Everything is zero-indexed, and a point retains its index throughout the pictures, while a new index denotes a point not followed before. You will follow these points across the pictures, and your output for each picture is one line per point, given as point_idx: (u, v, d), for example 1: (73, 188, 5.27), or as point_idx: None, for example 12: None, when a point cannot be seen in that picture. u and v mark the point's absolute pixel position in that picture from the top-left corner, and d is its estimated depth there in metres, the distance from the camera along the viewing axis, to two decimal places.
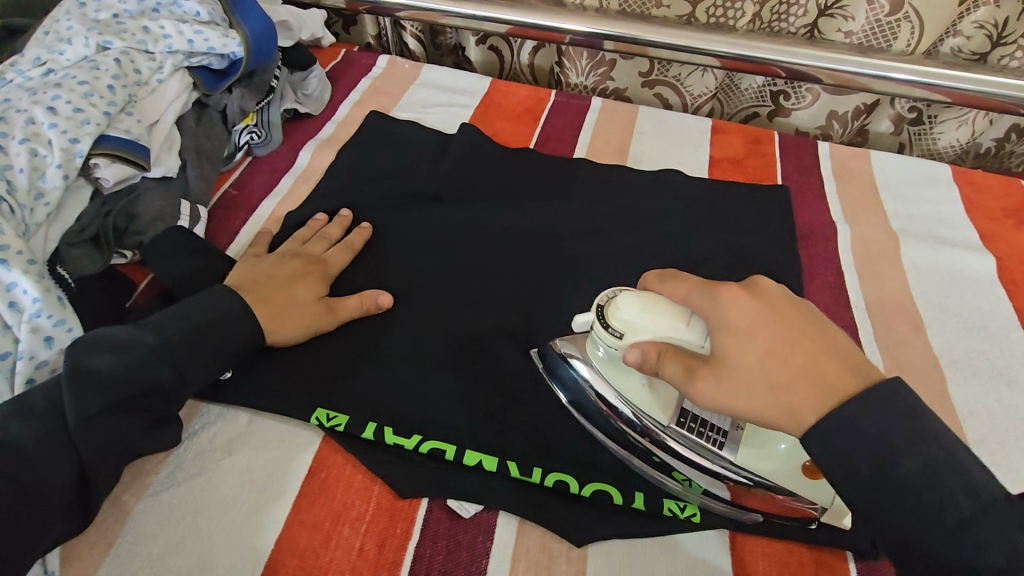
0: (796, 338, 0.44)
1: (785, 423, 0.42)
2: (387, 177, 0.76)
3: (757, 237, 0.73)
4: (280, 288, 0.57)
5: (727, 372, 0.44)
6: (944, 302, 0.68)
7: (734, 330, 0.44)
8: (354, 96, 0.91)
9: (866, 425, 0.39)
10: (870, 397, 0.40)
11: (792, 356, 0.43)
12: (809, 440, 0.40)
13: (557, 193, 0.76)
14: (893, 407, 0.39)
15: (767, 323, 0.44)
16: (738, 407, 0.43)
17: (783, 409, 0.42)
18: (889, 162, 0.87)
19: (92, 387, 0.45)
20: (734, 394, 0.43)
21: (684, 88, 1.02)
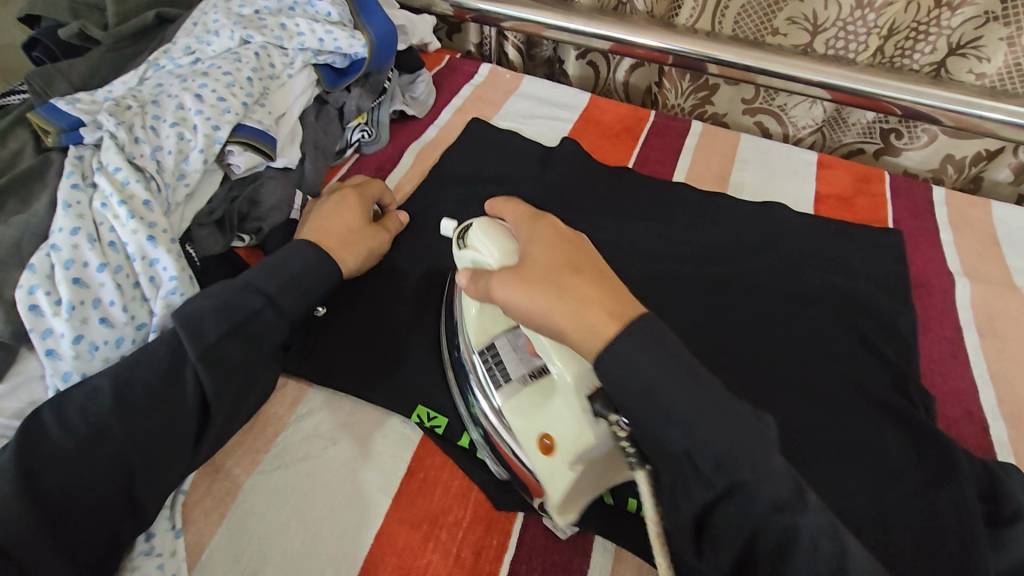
0: (593, 266, 0.43)
1: (584, 345, 0.40)
2: (487, 183, 0.77)
3: (868, 282, 0.70)
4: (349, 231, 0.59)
5: (524, 268, 0.44)
6: None
7: (535, 245, 0.45)
8: (456, 102, 0.93)
9: (640, 365, 0.38)
10: (645, 336, 0.38)
11: (575, 257, 0.43)
12: (606, 355, 0.38)
13: (658, 216, 0.75)
14: (666, 348, 0.38)
15: (569, 253, 0.44)
16: (535, 302, 0.42)
17: (581, 324, 0.40)
18: (1014, 215, 0.81)
19: (201, 322, 0.47)
20: (547, 288, 0.42)
21: (788, 118, 0.99)
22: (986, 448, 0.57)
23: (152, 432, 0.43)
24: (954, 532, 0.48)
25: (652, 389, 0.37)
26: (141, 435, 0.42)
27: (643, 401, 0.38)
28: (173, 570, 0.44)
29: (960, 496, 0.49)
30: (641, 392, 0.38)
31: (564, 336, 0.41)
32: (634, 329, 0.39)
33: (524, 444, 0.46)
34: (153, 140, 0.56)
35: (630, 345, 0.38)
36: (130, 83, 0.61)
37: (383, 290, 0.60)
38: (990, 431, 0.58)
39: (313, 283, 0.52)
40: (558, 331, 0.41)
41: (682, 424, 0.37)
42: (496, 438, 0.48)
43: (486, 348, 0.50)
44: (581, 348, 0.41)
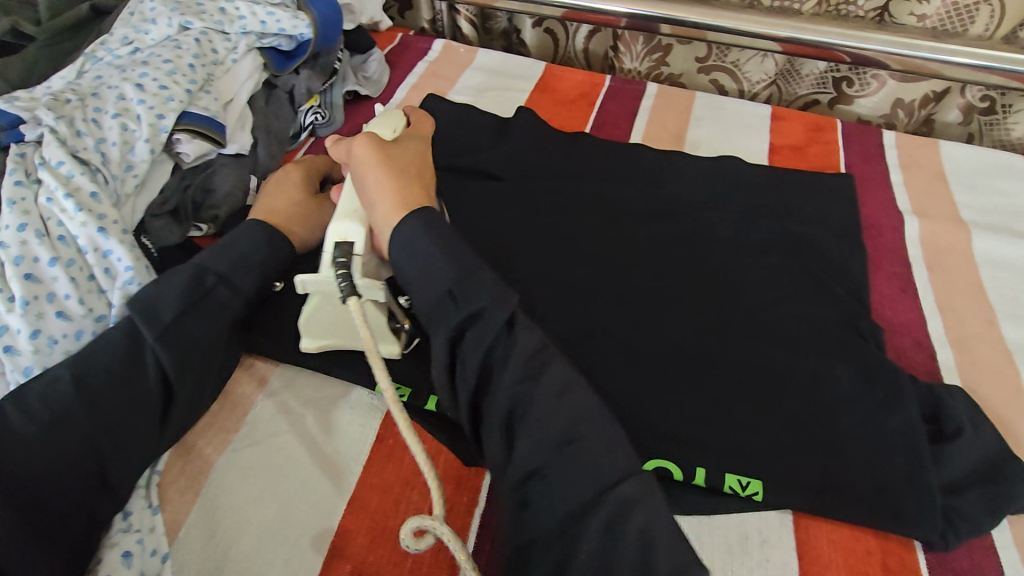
0: (417, 174, 0.53)
1: (387, 210, 0.49)
2: (445, 157, 0.78)
3: (821, 226, 0.71)
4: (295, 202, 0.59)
5: (386, 152, 0.52)
6: (1019, 297, 0.66)
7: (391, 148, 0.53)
8: (411, 79, 0.93)
9: (429, 235, 0.46)
10: (431, 220, 0.47)
11: (408, 165, 0.52)
12: (405, 220, 0.47)
13: (615, 175, 0.76)
14: (465, 261, 0.46)
15: (406, 161, 0.53)
16: (370, 172, 0.51)
17: (394, 198, 0.49)
18: (960, 153, 0.84)
19: (157, 305, 0.47)
20: (390, 176, 0.50)
21: (742, 74, 1.00)
22: (934, 374, 0.59)
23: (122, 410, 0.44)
24: (902, 453, 0.51)
25: (429, 267, 0.46)
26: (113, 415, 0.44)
27: (410, 257, 0.46)
28: (153, 545, 0.44)
29: (906, 418, 0.52)
30: (421, 270, 0.46)
31: (378, 206, 0.49)
32: (430, 224, 0.47)
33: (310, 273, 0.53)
34: (96, 133, 0.56)
35: (416, 215, 0.47)
36: (68, 78, 0.61)
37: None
38: (938, 357, 0.60)
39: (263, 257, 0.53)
40: (370, 200, 0.50)
41: (464, 269, 0.46)
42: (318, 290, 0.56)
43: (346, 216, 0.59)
44: (381, 226, 0.49)
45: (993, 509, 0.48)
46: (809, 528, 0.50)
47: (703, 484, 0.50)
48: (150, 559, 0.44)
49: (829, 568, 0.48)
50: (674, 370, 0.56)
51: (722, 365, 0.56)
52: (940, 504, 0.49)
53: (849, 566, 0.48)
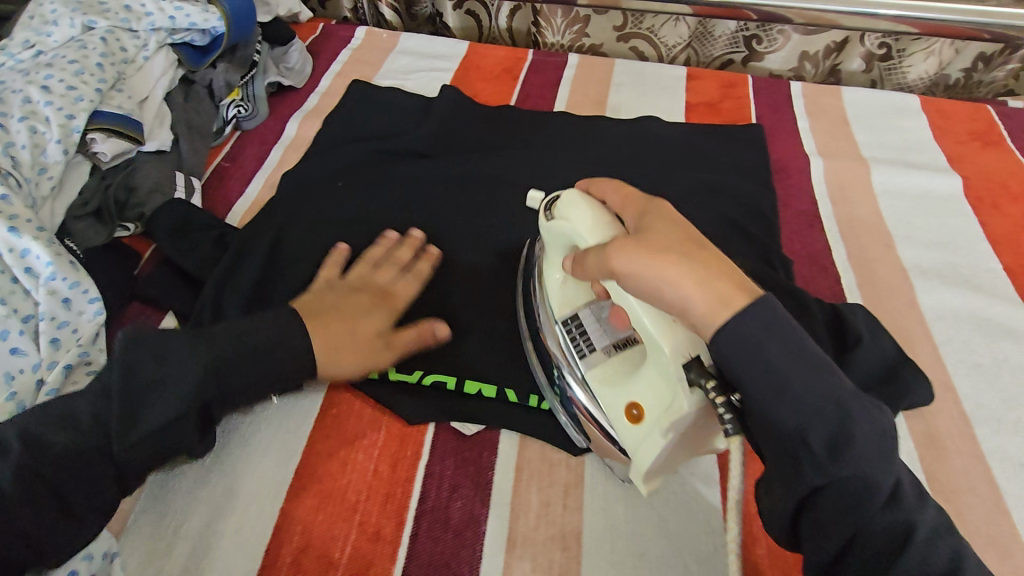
0: (711, 256, 0.37)
1: (704, 318, 0.35)
2: (373, 139, 0.79)
3: (735, 173, 0.76)
4: (341, 317, 0.50)
5: (649, 241, 0.38)
6: (914, 221, 0.72)
7: (651, 231, 0.39)
8: (334, 68, 0.93)
9: (768, 347, 0.34)
10: (771, 324, 0.34)
11: (703, 258, 0.37)
12: (742, 327, 0.34)
13: (542, 142, 0.79)
14: (789, 332, 0.34)
15: (686, 238, 0.38)
16: (665, 272, 0.36)
17: (712, 301, 0.35)
18: (861, 96, 0.90)
19: (145, 404, 0.42)
20: (676, 266, 0.36)
21: (658, 40, 1.04)
22: (839, 296, 0.64)
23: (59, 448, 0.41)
24: None
25: (785, 390, 0.34)
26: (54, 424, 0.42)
27: (764, 385, 0.34)
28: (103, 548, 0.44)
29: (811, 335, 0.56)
30: (787, 399, 0.34)
31: (688, 310, 0.36)
32: (774, 324, 0.35)
33: (612, 414, 0.44)
34: (3, 137, 0.56)
35: (749, 320, 0.34)
36: None
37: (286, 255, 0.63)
38: (841, 280, 0.65)
39: (265, 338, 0.47)
40: (679, 306, 0.36)
41: (800, 400, 0.34)
42: (570, 422, 0.49)
43: (572, 318, 0.48)
44: (710, 331, 0.35)
45: (890, 406, 0.53)
46: None
47: None
48: (101, 563, 0.43)
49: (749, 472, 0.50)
50: None
51: None
52: None
53: None
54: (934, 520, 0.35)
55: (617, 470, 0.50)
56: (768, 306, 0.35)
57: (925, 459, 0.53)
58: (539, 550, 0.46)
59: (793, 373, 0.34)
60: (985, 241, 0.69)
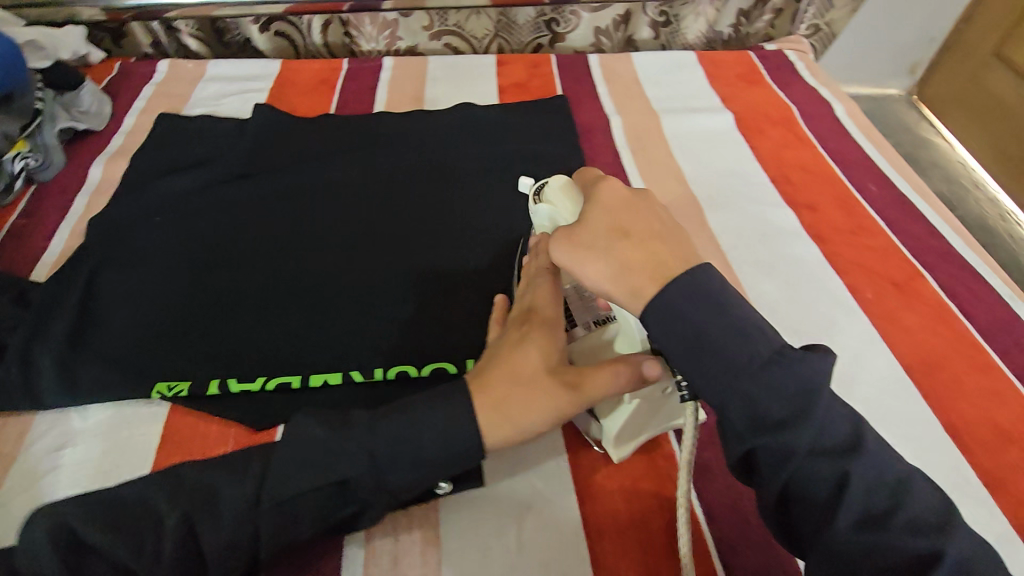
0: (653, 236, 0.43)
1: (627, 304, 0.42)
2: (185, 169, 0.77)
3: (546, 140, 0.83)
4: (488, 374, 0.44)
5: (579, 232, 0.44)
6: (699, 155, 0.83)
7: (599, 206, 0.45)
8: (139, 104, 0.89)
9: (683, 311, 0.40)
10: (686, 284, 0.40)
11: (632, 244, 0.42)
12: (647, 316, 0.41)
13: (363, 142, 0.81)
14: (708, 292, 0.40)
15: (632, 212, 0.44)
16: (597, 264, 0.43)
17: (630, 287, 0.41)
18: (647, 59, 1.01)
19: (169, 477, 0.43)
20: (596, 253, 0.43)
21: (468, 33, 1.10)
22: None
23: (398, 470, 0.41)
24: None
25: (704, 333, 0.39)
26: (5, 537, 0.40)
27: (692, 346, 0.39)
28: None
29: None
30: (708, 345, 0.39)
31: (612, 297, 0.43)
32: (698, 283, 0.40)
33: None
34: None
35: (671, 296, 0.40)
36: None
37: (106, 296, 0.61)
38: None
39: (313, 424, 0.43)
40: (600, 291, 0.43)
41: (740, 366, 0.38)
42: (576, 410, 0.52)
43: None
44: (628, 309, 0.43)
45: None
46: None
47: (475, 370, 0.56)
48: None
49: None
50: (436, 287, 0.62)
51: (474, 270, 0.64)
52: None
53: None
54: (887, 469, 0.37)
55: None
56: (689, 279, 0.40)
57: None
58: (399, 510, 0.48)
59: (727, 363, 0.38)
60: (756, 161, 0.82)
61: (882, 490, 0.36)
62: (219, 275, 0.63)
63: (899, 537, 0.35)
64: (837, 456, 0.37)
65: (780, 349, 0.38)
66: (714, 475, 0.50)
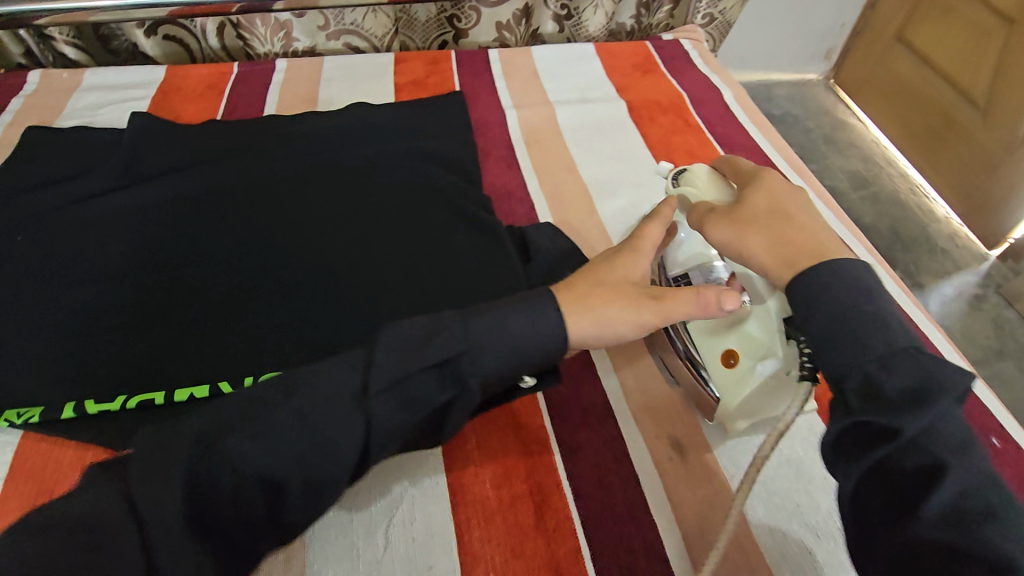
0: (793, 224, 0.48)
1: (775, 275, 0.47)
2: (53, 185, 0.72)
3: (438, 137, 0.82)
4: (595, 277, 0.51)
5: (738, 210, 0.50)
6: (592, 145, 0.84)
7: (759, 188, 0.52)
8: (6, 118, 0.84)
9: (829, 290, 0.42)
10: (838, 267, 0.43)
11: (783, 225, 0.48)
12: (797, 286, 0.44)
13: (247, 145, 0.78)
14: (859, 278, 0.43)
15: (779, 201, 0.50)
16: (755, 239, 0.48)
17: (780, 261, 0.46)
18: (546, 51, 1.02)
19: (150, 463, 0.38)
20: (751, 228, 0.49)
21: (367, 32, 1.08)
22: (533, 218, 0.74)
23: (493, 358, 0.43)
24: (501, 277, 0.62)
25: (840, 317, 0.41)
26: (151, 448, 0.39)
27: (830, 321, 0.42)
28: None
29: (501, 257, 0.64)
30: (835, 316, 0.41)
31: (760, 269, 0.48)
32: (839, 268, 0.44)
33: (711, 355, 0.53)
34: None
35: (819, 276, 0.43)
36: None
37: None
38: (536, 207, 0.75)
39: (313, 408, 0.41)
40: (748, 263, 0.48)
41: (853, 335, 0.40)
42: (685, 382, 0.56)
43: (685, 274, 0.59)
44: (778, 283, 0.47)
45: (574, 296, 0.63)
46: None
47: None
48: None
49: None
50: (315, 291, 0.61)
51: (355, 271, 0.63)
52: None
53: None
54: (985, 473, 0.37)
55: None
56: (832, 262, 0.44)
57: None
58: None
59: (869, 336, 0.40)
60: (646, 149, 0.83)
61: (976, 491, 0.36)
62: (81, 294, 0.60)
63: (996, 541, 0.34)
64: (943, 449, 0.37)
65: (916, 345, 0.40)
66: (580, 457, 0.51)
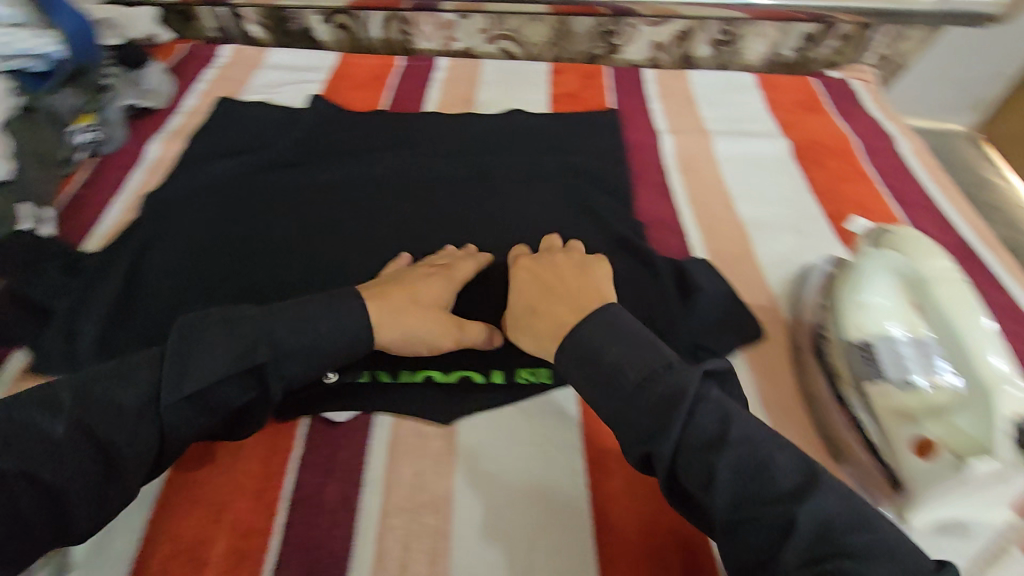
0: (560, 290, 0.52)
1: (541, 344, 0.49)
2: (237, 154, 0.78)
3: (593, 153, 0.80)
4: (404, 299, 0.50)
5: (509, 293, 0.54)
6: (751, 183, 0.80)
7: (569, 277, 0.53)
8: (200, 87, 0.92)
9: (605, 351, 0.45)
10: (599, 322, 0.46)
11: (550, 300, 0.51)
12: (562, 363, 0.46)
13: (409, 139, 0.81)
14: (618, 336, 0.45)
15: (581, 294, 0.50)
16: (526, 303, 0.52)
17: (536, 338, 0.50)
18: (704, 77, 0.99)
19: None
20: (490, 321, 0.52)
21: (524, 39, 1.09)
22: (688, 252, 0.70)
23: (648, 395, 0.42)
24: (657, 310, 0.60)
25: (624, 365, 0.44)
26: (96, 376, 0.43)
27: (592, 363, 0.45)
28: None
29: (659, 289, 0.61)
30: (610, 368, 0.44)
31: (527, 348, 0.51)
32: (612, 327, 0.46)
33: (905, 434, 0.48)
34: None
35: (589, 334, 0.46)
36: None
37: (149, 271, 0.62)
38: (690, 240, 0.71)
39: (286, 351, 0.45)
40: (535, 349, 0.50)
41: (627, 366, 0.43)
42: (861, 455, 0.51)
43: (867, 339, 0.53)
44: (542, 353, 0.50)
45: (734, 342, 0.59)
46: None
47: (501, 384, 0.55)
48: None
49: None
50: None
51: None
52: (691, 346, 0.58)
53: None
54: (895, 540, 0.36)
55: (489, 435, 0.52)
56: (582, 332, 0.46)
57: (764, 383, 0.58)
58: (411, 519, 0.47)
59: (625, 353, 0.44)
60: (811, 195, 0.78)
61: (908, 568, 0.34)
62: (257, 262, 0.63)
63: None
64: (839, 522, 0.36)
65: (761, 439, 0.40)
66: None
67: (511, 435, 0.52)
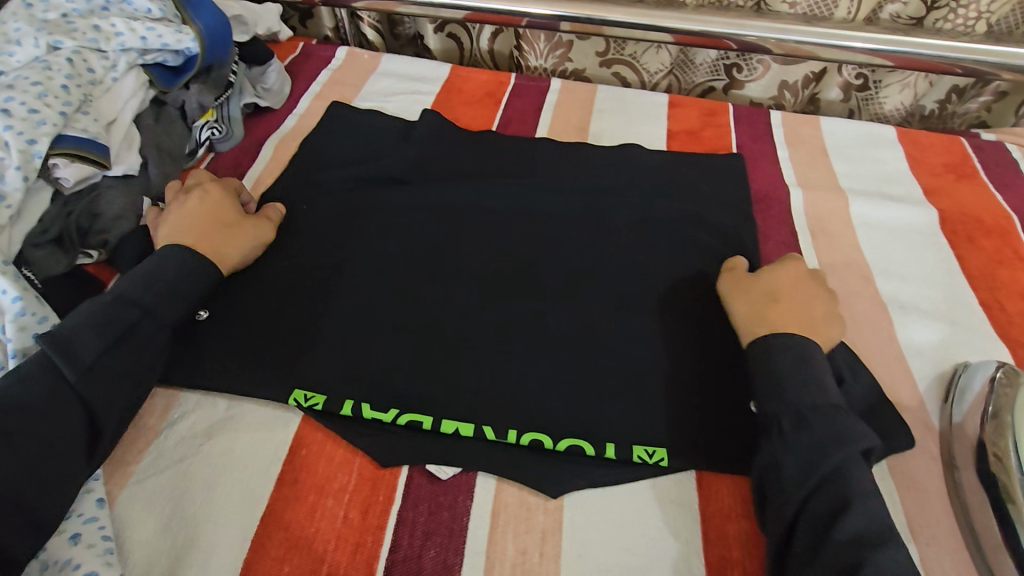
0: (791, 304, 0.55)
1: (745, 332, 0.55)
2: (348, 165, 0.77)
3: (717, 203, 0.75)
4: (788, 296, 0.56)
5: (755, 281, 0.58)
6: (892, 255, 0.72)
7: (800, 290, 0.57)
8: (315, 88, 0.92)
9: (786, 367, 0.50)
10: (796, 345, 0.51)
11: (771, 309, 0.55)
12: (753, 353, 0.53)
13: (522, 167, 0.78)
14: (814, 366, 0.50)
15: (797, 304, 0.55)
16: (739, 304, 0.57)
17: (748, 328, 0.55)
18: (838, 126, 0.91)
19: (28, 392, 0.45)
20: (742, 296, 0.57)
21: (641, 66, 1.04)
22: None
23: (804, 431, 0.46)
24: None
25: (806, 389, 0.48)
26: (47, 402, 0.46)
27: (778, 380, 0.50)
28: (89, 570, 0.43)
29: None
30: (782, 383, 0.49)
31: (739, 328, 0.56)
32: (808, 356, 0.50)
33: None
34: None
35: (783, 353, 0.51)
36: None
37: (262, 285, 0.62)
38: None
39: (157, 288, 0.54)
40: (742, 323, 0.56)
41: (799, 398, 0.48)
42: None
43: None
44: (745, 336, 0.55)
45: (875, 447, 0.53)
46: (708, 483, 0.51)
47: (612, 459, 0.51)
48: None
49: (730, 519, 0.49)
50: (581, 350, 0.57)
51: (626, 341, 0.58)
52: None
53: (748, 518, 0.49)
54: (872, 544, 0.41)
55: (596, 517, 0.49)
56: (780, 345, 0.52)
57: (905, 501, 0.52)
58: None
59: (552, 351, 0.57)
60: (962, 277, 0.69)
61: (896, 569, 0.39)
62: (364, 287, 0.62)
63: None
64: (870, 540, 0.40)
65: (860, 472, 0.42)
66: None
67: (621, 519, 0.48)
